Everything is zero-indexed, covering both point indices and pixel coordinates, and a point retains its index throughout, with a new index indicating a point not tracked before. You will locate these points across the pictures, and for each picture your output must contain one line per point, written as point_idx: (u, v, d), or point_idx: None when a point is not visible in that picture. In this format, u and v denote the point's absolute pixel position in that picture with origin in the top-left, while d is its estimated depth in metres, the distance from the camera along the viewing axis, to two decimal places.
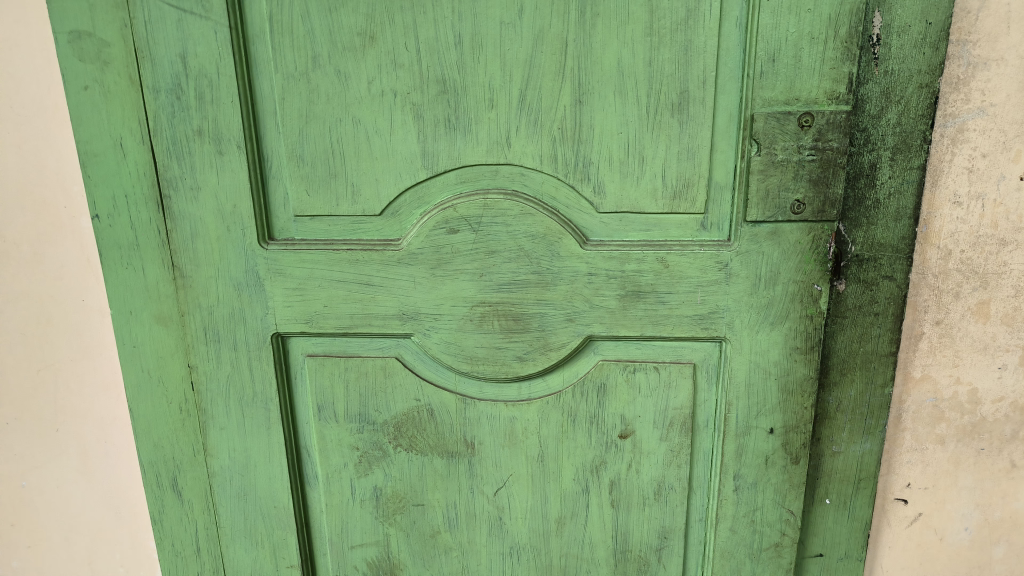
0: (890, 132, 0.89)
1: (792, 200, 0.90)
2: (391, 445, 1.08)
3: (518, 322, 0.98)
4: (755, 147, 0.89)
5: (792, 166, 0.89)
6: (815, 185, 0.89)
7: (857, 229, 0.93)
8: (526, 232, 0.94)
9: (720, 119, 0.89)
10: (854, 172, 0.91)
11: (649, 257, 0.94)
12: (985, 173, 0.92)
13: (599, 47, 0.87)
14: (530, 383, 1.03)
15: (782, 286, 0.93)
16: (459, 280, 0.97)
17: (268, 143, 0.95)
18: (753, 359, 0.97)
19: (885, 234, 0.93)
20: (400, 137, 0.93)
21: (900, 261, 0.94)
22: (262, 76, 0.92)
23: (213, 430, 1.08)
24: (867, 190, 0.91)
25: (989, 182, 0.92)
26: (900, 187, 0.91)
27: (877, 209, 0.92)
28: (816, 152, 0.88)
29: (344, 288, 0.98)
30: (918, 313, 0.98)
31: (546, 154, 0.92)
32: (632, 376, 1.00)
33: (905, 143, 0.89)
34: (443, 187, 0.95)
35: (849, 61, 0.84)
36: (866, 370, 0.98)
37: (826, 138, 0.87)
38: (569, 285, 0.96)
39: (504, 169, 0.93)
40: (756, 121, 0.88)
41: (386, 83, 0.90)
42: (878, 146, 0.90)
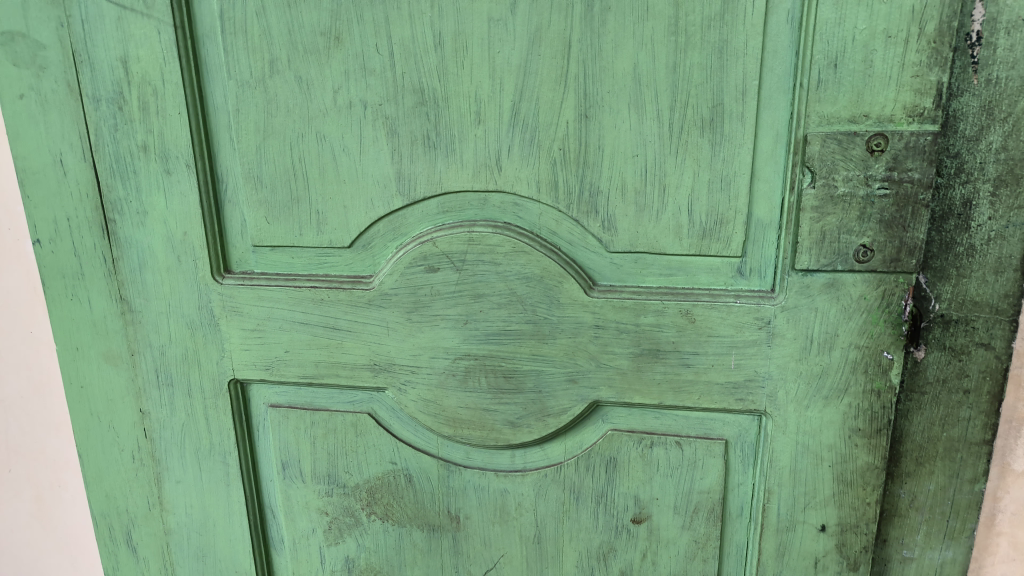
0: (991, 159, 0.68)
1: (857, 244, 0.70)
2: (364, 513, 0.93)
3: (509, 380, 0.81)
4: (809, 176, 0.69)
5: (856, 203, 0.69)
6: (887, 225, 0.69)
7: (943, 282, 0.72)
8: (519, 272, 0.77)
9: (763, 140, 0.70)
10: (939, 210, 0.70)
11: (670, 309, 0.76)
12: None
13: (610, 50, 0.70)
14: (524, 451, 0.86)
15: (840, 351, 0.73)
16: (439, 327, 0.81)
17: (223, 162, 0.81)
18: (801, 440, 0.77)
19: (981, 290, 0.72)
20: (371, 157, 0.78)
21: (1001, 327, 0.72)
22: (214, 83, 0.79)
23: (169, 483, 0.95)
24: (957, 234, 0.71)
25: None
26: (1003, 231, 0.70)
27: (971, 259, 0.71)
28: (889, 185, 0.68)
29: (308, 331, 0.84)
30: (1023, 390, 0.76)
31: (544, 180, 0.75)
32: (647, 451, 0.82)
33: (1013, 173, 0.68)
34: (423, 217, 0.79)
35: (939, 66, 0.64)
36: (950, 461, 0.77)
37: (904, 167, 0.67)
38: (571, 339, 0.79)
39: (494, 197, 0.77)
40: (810, 143, 0.69)
41: (355, 92, 0.76)
42: (974, 177, 0.69)
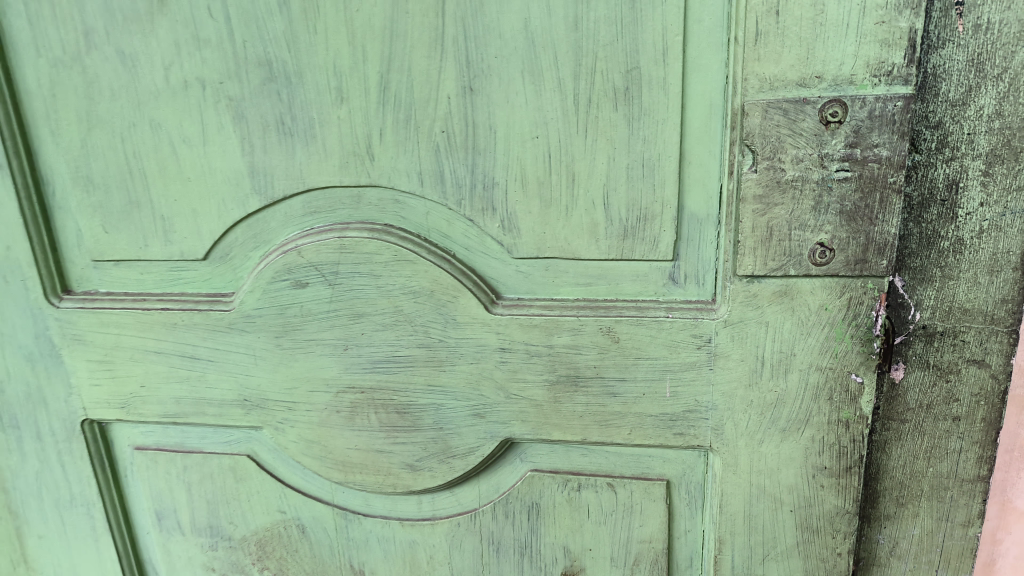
0: (982, 130, 0.54)
1: (813, 241, 0.55)
2: (255, 569, 0.79)
3: (403, 416, 0.67)
4: (749, 157, 0.55)
5: (809, 191, 0.55)
6: (849, 218, 0.55)
7: (923, 286, 0.58)
8: (405, 286, 0.62)
9: (693, 112, 0.56)
10: (918, 196, 0.56)
11: (588, 327, 0.61)
12: None
13: (495, 3, 0.55)
14: (433, 496, 0.72)
15: (799, 374, 0.59)
16: (316, 354, 0.66)
17: (46, 161, 0.67)
18: (754, 482, 0.63)
19: (971, 295, 0.57)
20: (217, 148, 0.63)
21: (997, 339, 0.58)
22: (23, 63, 0.64)
23: (30, 539, 0.82)
24: (940, 226, 0.56)
25: None
26: (998, 220, 0.56)
27: (958, 256, 0.57)
28: (850, 166, 0.54)
29: (165, 362, 0.70)
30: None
31: (427, 171, 0.60)
32: (574, 495, 0.68)
33: (1010, 147, 0.54)
34: (287, 220, 0.65)
35: (910, 9, 0.50)
36: (937, 501, 0.63)
37: (867, 142, 0.53)
38: (473, 366, 0.64)
39: (369, 194, 0.62)
40: (749, 114, 0.54)
41: (190, 68, 0.61)
42: (961, 152, 0.55)
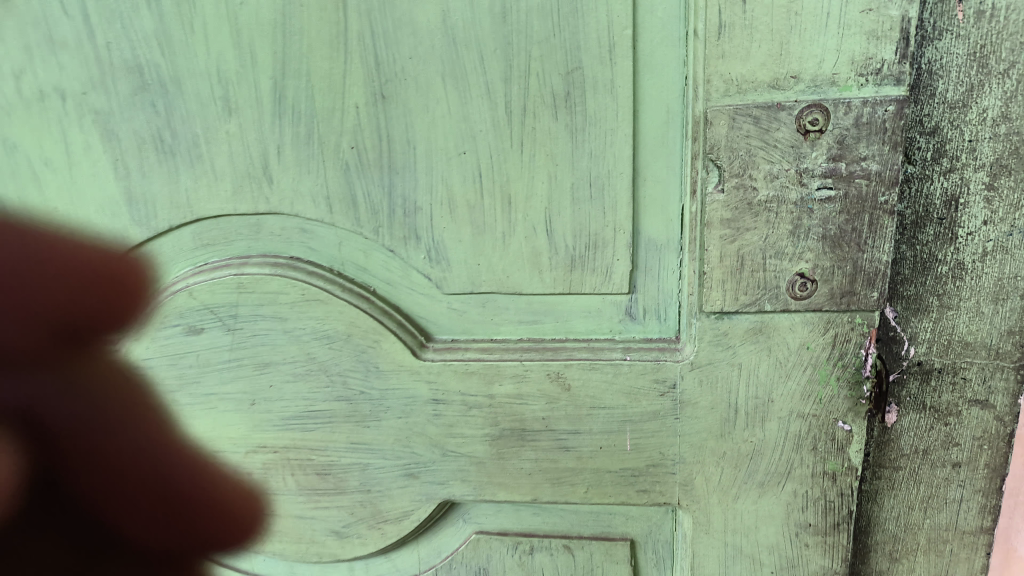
0: (985, 136, 0.46)
1: (793, 272, 0.48)
2: None
3: (325, 479, 0.57)
4: (715, 173, 0.47)
5: (786, 213, 0.47)
6: (833, 244, 0.47)
7: (918, 317, 0.50)
8: (317, 331, 0.53)
9: (648, 121, 0.47)
10: (911, 214, 0.49)
11: (533, 373, 0.52)
12: None
13: None
14: (365, 563, 0.63)
15: (777, 421, 0.51)
16: (218, 411, 0.56)
17: None
18: (731, 543, 0.55)
19: (973, 325, 0.50)
20: (86, 171, 0.52)
21: (1003, 376, 0.51)
22: None
23: None
24: (937, 248, 0.49)
25: None
26: (1004, 241, 0.48)
27: (958, 282, 0.49)
28: (834, 183, 0.46)
29: (44, 421, 0.60)
30: None
31: (336, 195, 0.50)
32: (526, 559, 0.58)
33: (1017, 156, 0.47)
34: (175, 254, 0.55)
35: None
36: (937, 555, 0.55)
37: (854, 154, 0.45)
38: (401, 420, 0.54)
39: (268, 223, 0.52)
40: (713, 123, 0.46)
41: (45, 77, 0.50)
42: (960, 163, 0.47)
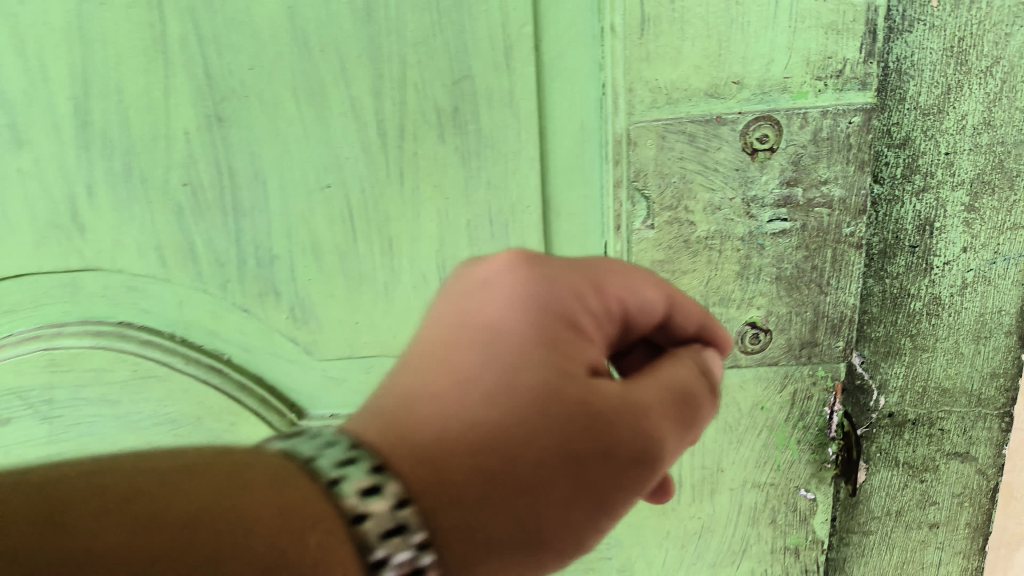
0: (964, 147, 0.38)
1: (745, 323, 0.40)
2: None
3: None
4: (643, 206, 0.38)
5: (731, 251, 0.39)
6: (789, 286, 0.39)
7: (890, 362, 0.43)
8: (155, 417, 0.43)
9: (561, 142, 0.38)
10: (880, 242, 0.41)
11: None
12: None
13: None
14: None
15: (728, 496, 0.44)
16: None
17: None
18: None
19: (952, 369, 0.42)
20: None
21: (985, 425, 0.44)
22: None
23: None
24: (909, 281, 0.41)
25: None
26: (987, 270, 0.41)
27: (934, 320, 0.42)
28: (789, 212, 0.38)
29: None
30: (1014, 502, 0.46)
31: (170, 245, 0.40)
32: None
33: (1001, 170, 0.39)
34: None
35: None
36: None
37: (812, 177, 0.37)
38: None
39: (85, 281, 0.40)
40: (637, 143, 0.36)
41: None
42: (935, 180, 0.39)
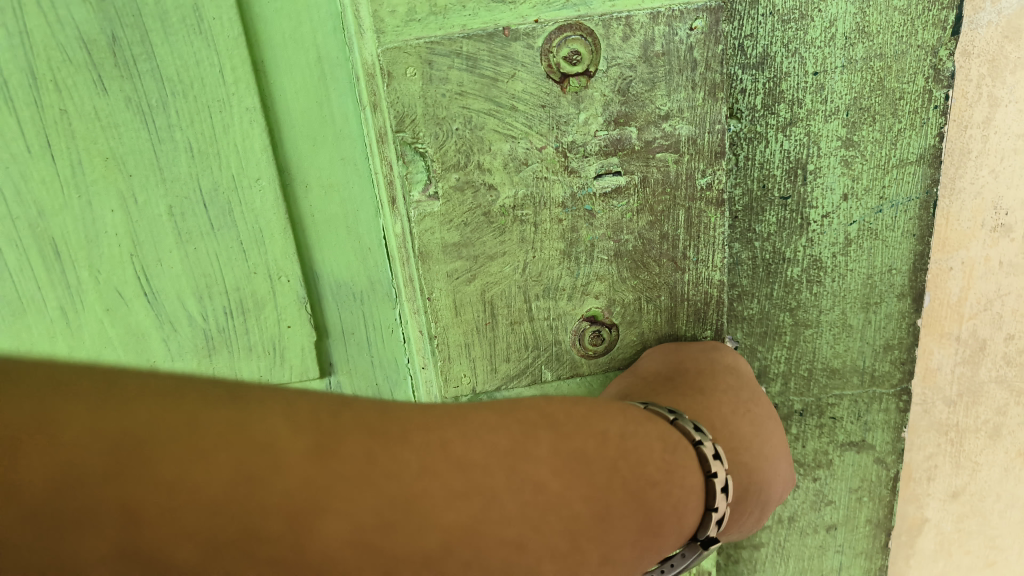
0: (835, 64, 0.30)
1: (585, 315, 0.31)
2: None
3: None
4: (419, 167, 0.28)
5: (551, 222, 0.29)
6: (633, 265, 0.30)
7: (767, 343, 0.34)
8: None
9: (294, 99, 0.29)
10: (742, 195, 0.32)
11: None
12: None
13: None
14: None
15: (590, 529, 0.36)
16: None
17: None
18: None
19: (840, 346, 0.35)
20: None
21: (882, 407, 0.36)
22: None
23: None
24: (783, 242, 0.32)
25: None
26: (872, 222, 0.32)
27: (816, 288, 0.33)
28: (622, 163, 0.28)
29: None
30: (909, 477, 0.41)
31: None
32: None
33: (881, 92, 0.30)
34: None
35: None
36: None
37: (649, 111, 0.28)
38: None
39: None
40: (392, 73, 0.26)
41: None
42: (804, 110, 0.30)
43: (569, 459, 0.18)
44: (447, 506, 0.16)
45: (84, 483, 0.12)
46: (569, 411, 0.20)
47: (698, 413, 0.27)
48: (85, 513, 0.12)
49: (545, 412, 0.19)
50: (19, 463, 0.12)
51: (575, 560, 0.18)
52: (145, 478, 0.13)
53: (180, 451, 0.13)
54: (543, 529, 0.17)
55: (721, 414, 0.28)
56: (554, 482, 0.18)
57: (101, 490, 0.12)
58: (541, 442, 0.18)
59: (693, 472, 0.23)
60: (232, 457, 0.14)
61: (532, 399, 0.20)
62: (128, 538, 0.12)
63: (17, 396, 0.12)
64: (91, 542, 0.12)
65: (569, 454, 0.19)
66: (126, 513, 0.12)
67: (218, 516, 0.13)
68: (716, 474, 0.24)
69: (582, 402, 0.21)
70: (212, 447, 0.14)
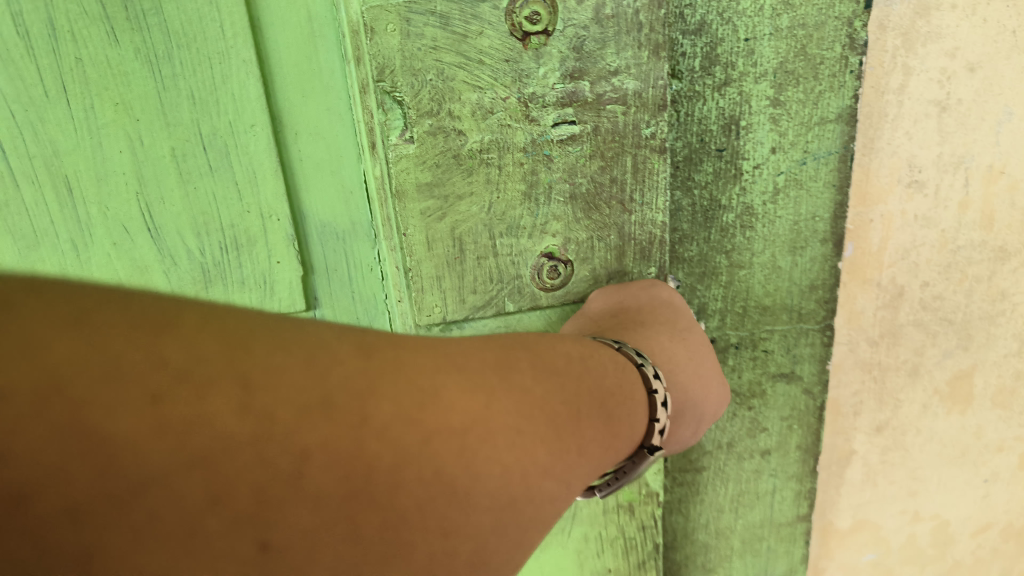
0: (764, 32, 0.34)
1: (544, 251, 0.35)
2: None
3: None
4: (397, 115, 0.32)
5: (513, 165, 0.33)
6: (586, 206, 0.34)
7: (704, 281, 0.39)
8: None
9: (285, 54, 0.33)
10: (683, 147, 0.36)
11: None
12: (967, 113, 0.39)
13: None
14: None
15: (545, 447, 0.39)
16: None
17: None
18: None
19: (771, 285, 0.39)
20: None
21: (808, 341, 0.41)
22: None
23: None
24: (719, 190, 0.37)
25: (973, 132, 0.40)
26: (798, 173, 0.37)
27: (748, 232, 0.38)
28: (576, 113, 0.32)
29: None
30: (837, 411, 0.46)
31: None
32: None
33: (804, 57, 0.35)
34: None
35: None
36: (754, 554, 0.47)
37: (601, 67, 0.32)
38: None
39: None
40: (375, 29, 0.30)
41: None
42: (737, 72, 0.35)
43: (542, 372, 0.24)
44: (462, 394, 0.21)
45: (213, 362, 0.17)
46: (537, 344, 0.26)
47: (640, 342, 0.32)
48: (211, 377, 0.17)
49: (519, 344, 0.25)
50: (170, 350, 0.17)
51: (560, 443, 0.23)
52: (253, 365, 0.18)
53: (271, 346, 0.18)
54: (532, 418, 0.22)
55: (663, 339, 0.33)
56: (533, 387, 0.23)
57: (224, 368, 0.17)
58: (521, 361, 0.24)
59: (638, 393, 0.28)
60: (308, 350, 0.19)
61: (506, 336, 0.26)
62: (248, 397, 0.17)
63: (149, 315, 0.17)
64: (220, 402, 0.17)
65: (543, 369, 0.24)
66: (244, 384, 0.17)
67: (307, 390, 0.18)
68: (655, 390, 0.29)
69: (547, 336, 0.27)
70: (289, 346, 0.19)
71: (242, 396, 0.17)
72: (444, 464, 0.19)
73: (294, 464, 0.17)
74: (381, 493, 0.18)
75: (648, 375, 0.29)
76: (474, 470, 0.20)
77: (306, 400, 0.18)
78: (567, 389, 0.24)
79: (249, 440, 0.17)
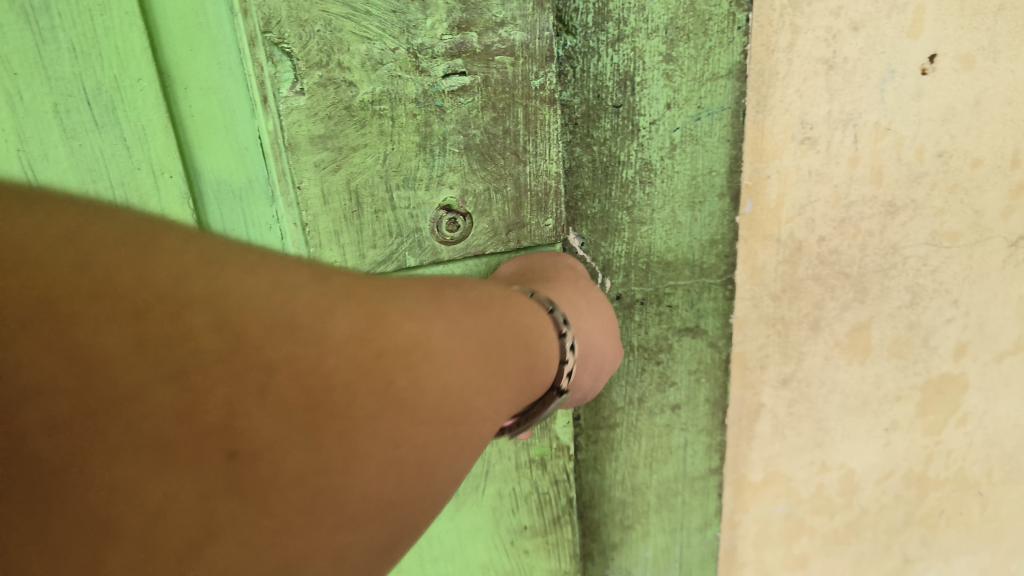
0: None
1: (442, 206, 0.35)
2: None
3: None
4: (286, 67, 0.30)
5: (406, 117, 0.33)
6: (481, 158, 0.34)
7: (606, 236, 0.39)
8: None
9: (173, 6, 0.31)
10: (580, 103, 0.36)
11: None
12: (854, 72, 0.41)
13: None
14: None
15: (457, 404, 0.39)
16: None
17: None
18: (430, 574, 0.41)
19: (671, 241, 0.40)
20: None
21: (712, 296, 0.42)
22: None
23: None
24: (618, 146, 0.37)
25: (861, 90, 0.42)
26: (694, 129, 0.38)
27: (648, 188, 0.39)
28: (466, 64, 0.33)
29: None
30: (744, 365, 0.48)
31: None
32: None
33: (694, 14, 0.36)
34: None
35: None
36: (670, 508, 0.48)
37: (487, 19, 0.32)
38: None
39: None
40: None
41: None
42: (629, 28, 0.35)
43: (507, 319, 0.24)
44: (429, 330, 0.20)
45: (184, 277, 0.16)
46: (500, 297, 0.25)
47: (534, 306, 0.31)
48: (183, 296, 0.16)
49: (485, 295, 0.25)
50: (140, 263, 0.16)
51: (505, 386, 0.22)
52: (225, 290, 0.17)
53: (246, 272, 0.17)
54: (490, 361, 0.22)
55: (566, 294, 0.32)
56: (495, 330, 0.23)
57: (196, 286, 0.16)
58: (466, 304, 0.23)
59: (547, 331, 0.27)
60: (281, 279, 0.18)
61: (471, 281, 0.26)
62: (219, 315, 0.16)
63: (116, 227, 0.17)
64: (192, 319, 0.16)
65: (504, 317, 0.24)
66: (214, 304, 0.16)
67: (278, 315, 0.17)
68: (564, 334, 0.28)
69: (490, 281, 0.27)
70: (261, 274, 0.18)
71: (212, 314, 0.16)
72: (394, 375, 0.18)
73: (257, 380, 0.16)
74: (341, 423, 0.17)
75: (558, 321, 0.28)
76: (429, 405, 0.19)
77: (265, 315, 0.17)
78: (501, 332, 0.23)
79: (213, 359, 0.16)
